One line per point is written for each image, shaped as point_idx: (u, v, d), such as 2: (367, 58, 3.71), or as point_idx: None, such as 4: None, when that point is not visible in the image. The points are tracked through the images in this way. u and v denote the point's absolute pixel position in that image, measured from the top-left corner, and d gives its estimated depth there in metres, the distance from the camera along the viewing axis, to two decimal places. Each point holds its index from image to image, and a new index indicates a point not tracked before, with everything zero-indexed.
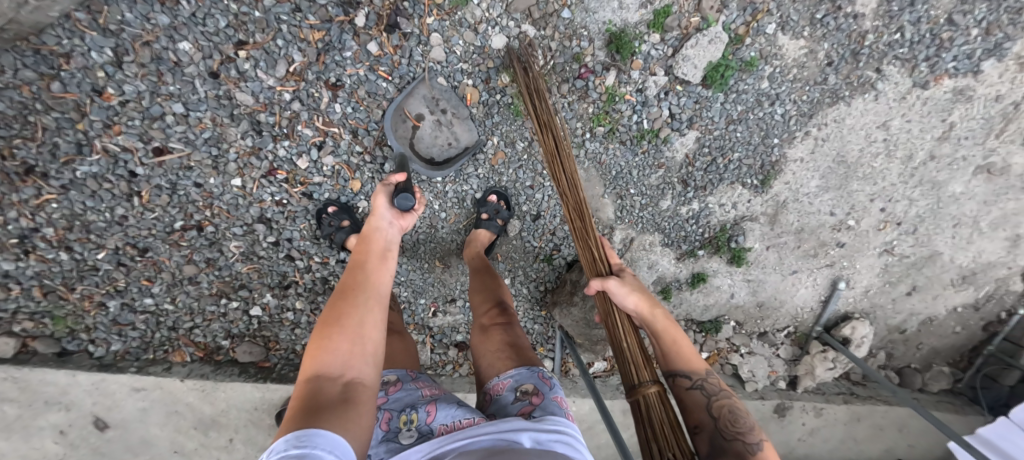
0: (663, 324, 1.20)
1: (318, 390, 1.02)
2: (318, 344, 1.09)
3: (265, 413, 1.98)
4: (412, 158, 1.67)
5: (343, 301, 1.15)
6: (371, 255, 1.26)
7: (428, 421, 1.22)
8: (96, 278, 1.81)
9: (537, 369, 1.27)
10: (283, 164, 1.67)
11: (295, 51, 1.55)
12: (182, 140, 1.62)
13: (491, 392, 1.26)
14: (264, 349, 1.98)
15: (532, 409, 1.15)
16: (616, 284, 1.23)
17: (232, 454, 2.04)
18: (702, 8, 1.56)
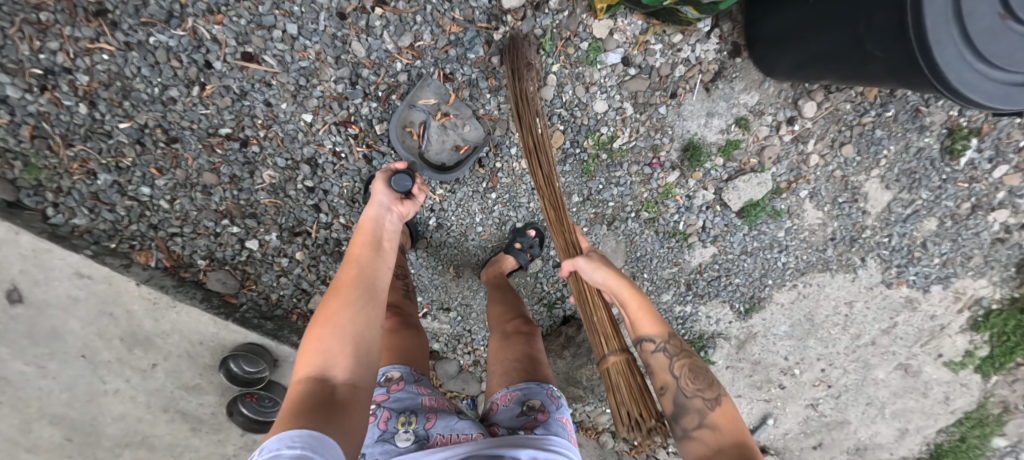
0: (624, 294, 1.25)
1: (311, 392, 1.01)
2: (310, 345, 1.07)
3: (208, 350, 1.86)
4: (422, 167, 1.73)
5: (337, 299, 1.13)
6: (365, 247, 1.23)
7: (427, 426, 1.10)
8: (102, 145, 1.66)
9: (547, 385, 1.18)
10: (359, 121, 1.69)
11: (427, 31, 1.61)
12: (277, 58, 1.60)
13: (496, 403, 1.17)
14: (240, 284, 1.88)
15: (534, 427, 1.06)
16: (584, 262, 1.32)
17: (148, 378, 1.88)
18: (762, 153, 1.82)
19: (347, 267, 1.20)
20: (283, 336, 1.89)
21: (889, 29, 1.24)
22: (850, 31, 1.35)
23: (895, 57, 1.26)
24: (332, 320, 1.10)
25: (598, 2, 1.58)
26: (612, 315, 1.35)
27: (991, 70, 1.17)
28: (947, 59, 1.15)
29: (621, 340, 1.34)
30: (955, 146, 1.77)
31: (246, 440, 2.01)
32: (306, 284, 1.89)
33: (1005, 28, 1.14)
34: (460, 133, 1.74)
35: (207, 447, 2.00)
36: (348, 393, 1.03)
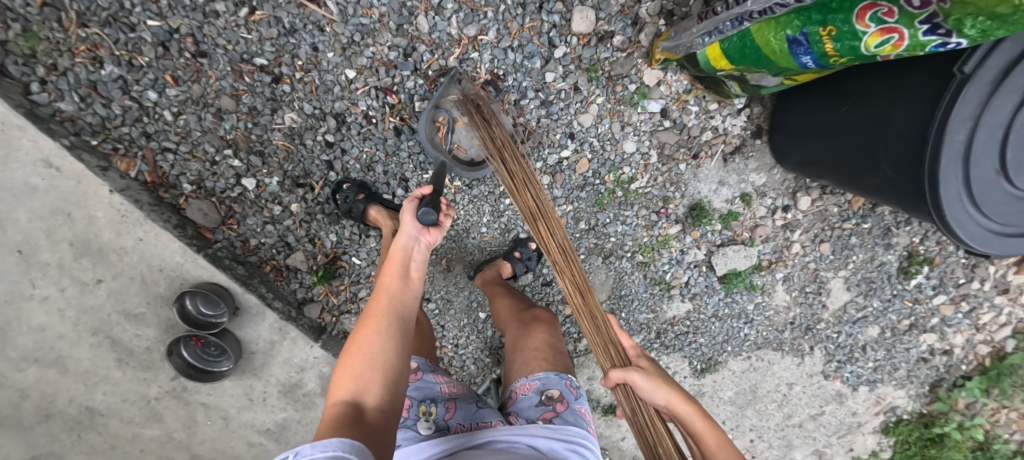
0: (700, 426, 1.18)
1: (343, 416, 1.02)
2: (343, 372, 1.08)
3: (164, 282, 1.73)
4: (452, 164, 1.71)
5: (368, 328, 1.13)
6: (393, 277, 1.22)
7: (445, 416, 1.26)
8: (121, 36, 1.54)
9: (565, 376, 1.35)
10: (401, 93, 1.67)
11: (493, 28, 1.62)
12: (338, 6, 1.55)
13: (517, 392, 1.34)
14: (220, 220, 1.76)
15: (553, 416, 1.23)
16: (640, 378, 1.23)
17: (90, 292, 1.72)
18: (754, 231, 1.95)
19: (376, 296, 1.19)
20: (252, 284, 1.79)
21: (904, 156, 1.36)
22: (866, 146, 1.47)
23: (904, 181, 1.38)
24: (363, 348, 1.10)
25: (658, 52, 1.65)
26: (623, 388, 1.31)
27: (980, 213, 1.31)
28: (948, 196, 1.28)
29: (633, 413, 1.30)
30: (910, 268, 1.99)
31: (172, 386, 1.87)
32: (292, 238, 1.81)
33: (998, 179, 1.28)
34: (487, 128, 1.71)
35: (128, 383, 1.84)
36: (380, 420, 1.05)
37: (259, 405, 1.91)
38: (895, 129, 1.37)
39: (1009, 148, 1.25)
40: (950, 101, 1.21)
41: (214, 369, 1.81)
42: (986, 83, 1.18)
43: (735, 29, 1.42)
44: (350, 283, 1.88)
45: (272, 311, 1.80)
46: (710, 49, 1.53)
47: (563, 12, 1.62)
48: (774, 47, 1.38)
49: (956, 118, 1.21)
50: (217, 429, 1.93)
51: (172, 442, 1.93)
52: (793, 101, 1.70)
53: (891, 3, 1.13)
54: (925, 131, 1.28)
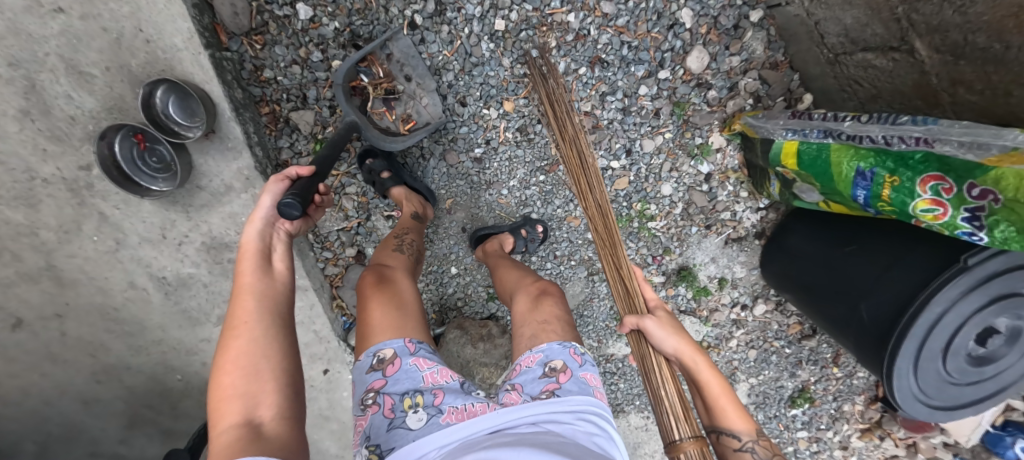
0: (705, 375, 1.10)
1: (237, 441, 0.86)
2: (221, 396, 0.92)
3: (143, 57, 1.37)
4: (365, 126, 1.50)
5: (234, 340, 0.97)
6: (253, 273, 1.05)
7: (435, 402, 1.05)
8: None
9: (570, 344, 1.17)
10: (511, 22, 1.54)
11: (625, 18, 1.56)
12: None
13: (520, 365, 1.17)
14: (244, 30, 1.45)
15: (557, 388, 1.07)
16: (651, 324, 1.18)
17: (38, 16, 1.32)
18: (712, 313, 1.89)
19: (237, 305, 1.02)
20: (243, 116, 1.49)
21: (882, 320, 1.36)
22: (846, 303, 1.46)
23: (871, 332, 1.39)
24: (235, 360, 0.95)
25: (738, 123, 1.63)
26: (637, 336, 1.24)
27: (915, 376, 1.38)
28: (905, 351, 1.32)
29: (644, 360, 1.22)
30: (799, 400, 1.98)
31: (75, 177, 1.49)
32: (313, 95, 1.54)
33: (940, 355, 1.36)
34: (413, 104, 1.61)
35: (19, 146, 1.44)
36: (278, 425, 0.91)
37: (170, 247, 1.61)
38: (881, 289, 1.36)
39: (959, 333, 1.32)
40: (942, 282, 1.24)
41: (142, 178, 1.48)
42: (977, 279, 1.24)
43: (819, 140, 1.39)
44: (345, 172, 1.67)
45: (250, 156, 1.52)
46: (786, 145, 1.48)
47: (686, 41, 1.60)
48: (841, 172, 1.33)
49: (940, 297, 1.25)
50: (101, 250, 1.60)
51: (34, 239, 1.57)
52: (799, 222, 1.65)
53: (955, 183, 1.12)
54: (906, 303, 1.30)
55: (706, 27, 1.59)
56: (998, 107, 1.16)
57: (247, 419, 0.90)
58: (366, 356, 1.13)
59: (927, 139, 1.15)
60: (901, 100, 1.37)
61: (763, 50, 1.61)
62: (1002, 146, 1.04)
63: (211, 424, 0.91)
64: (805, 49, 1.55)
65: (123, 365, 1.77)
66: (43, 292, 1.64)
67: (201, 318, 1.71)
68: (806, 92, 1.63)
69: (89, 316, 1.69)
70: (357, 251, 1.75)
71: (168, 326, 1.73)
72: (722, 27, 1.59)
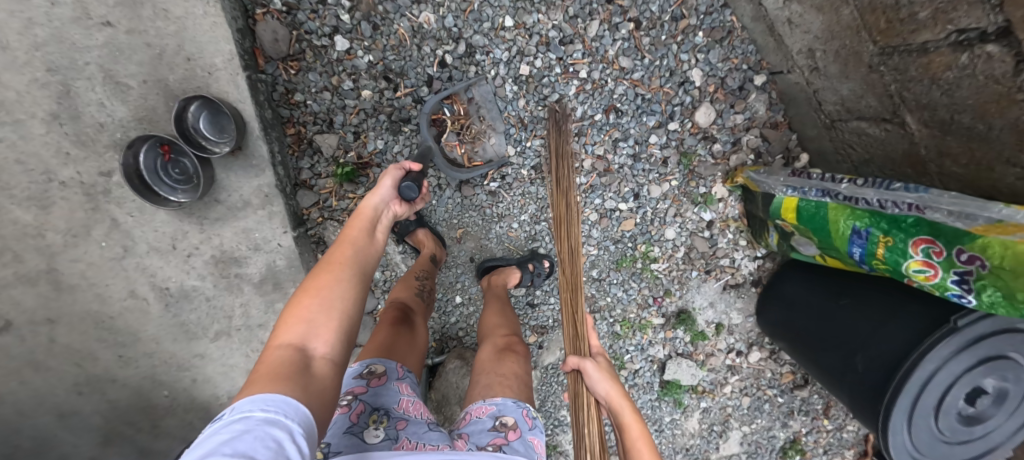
0: (629, 417, 1.17)
1: (288, 361, 0.90)
2: (294, 313, 0.97)
3: (181, 72, 1.41)
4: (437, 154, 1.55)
5: (326, 273, 1.03)
6: (362, 227, 1.12)
7: (399, 427, 1.08)
8: None
9: (524, 404, 1.21)
10: (534, 67, 1.57)
11: (639, 73, 1.59)
12: None
13: (471, 413, 1.20)
14: (281, 53, 1.50)
15: (504, 445, 1.10)
16: (591, 368, 1.26)
17: (83, 25, 1.36)
18: (708, 357, 1.91)
19: (341, 243, 1.09)
20: (270, 135, 1.53)
21: (877, 373, 1.40)
22: (842, 354, 1.51)
23: (865, 384, 1.44)
24: (320, 291, 1.00)
25: (741, 176, 1.67)
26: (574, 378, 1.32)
27: (909, 432, 1.41)
28: (899, 406, 1.36)
29: (576, 398, 1.30)
30: (789, 450, 1.98)
31: (93, 182, 1.50)
32: (340, 120, 1.59)
33: (933, 413, 1.40)
34: (485, 146, 1.64)
35: (42, 147, 1.45)
36: (324, 369, 0.93)
37: (178, 258, 1.60)
38: (876, 344, 1.42)
39: (950, 392, 1.37)
40: (934, 341, 1.30)
41: (162, 189, 1.48)
42: (966, 340, 1.31)
43: (817, 198, 1.42)
44: (361, 196, 1.66)
45: (272, 174, 1.54)
46: (786, 200, 1.52)
47: (694, 98, 1.63)
48: (839, 229, 1.37)
49: (932, 355, 1.30)
50: (107, 256, 1.58)
51: (40, 241, 1.55)
52: (795, 273, 1.72)
53: (945, 247, 1.15)
54: (900, 359, 1.35)
55: (713, 87, 1.62)
56: (985, 181, 1.16)
57: (304, 346, 0.94)
58: (355, 366, 1.19)
59: (919, 206, 1.18)
60: (893, 167, 1.38)
61: (765, 110, 1.65)
62: (989, 217, 1.07)
63: (272, 334, 0.96)
64: (805, 113, 1.58)
65: (110, 376, 1.72)
66: (40, 296, 1.60)
67: (199, 332, 1.69)
68: (803, 153, 1.68)
69: (83, 324, 1.65)
70: None
71: (162, 339, 1.68)
72: (728, 88, 1.62)
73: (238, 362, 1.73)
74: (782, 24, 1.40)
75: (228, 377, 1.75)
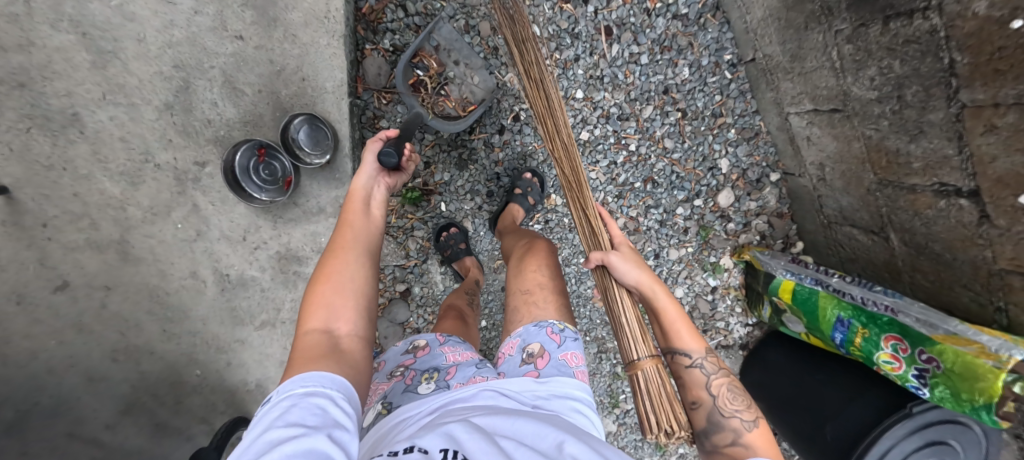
0: (664, 303, 1.24)
1: (320, 342, 1.03)
2: (314, 302, 1.10)
3: (295, 90, 1.59)
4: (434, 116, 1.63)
5: (334, 258, 1.16)
6: (355, 213, 1.25)
7: (447, 377, 1.21)
8: None
9: (547, 323, 1.31)
10: (592, 137, 1.81)
11: (679, 157, 1.85)
12: (619, 50, 1.72)
13: (505, 352, 1.32)
14: (380, 84, 1.70)
15: (536, 373, 1.19)
16: (616, 258, 1.30)
17: (217, 35, 1.53)
18: None
19: (342, 232, 1.22)
20: (355, 154, 1.71)
21: (841, 443, 1.62)
22: (813, 423, 1.73)
23: (830, 451, 1.66)
24: (331, 277, 1.13)
25: (748, 254, 1.94)
26: (602, 271, 1.38)
27: None
28: None
29: (609, 293, 1.36)
30: None
31: (186, 169, 1.64)
32: (416, 150, 1.79)
33: None
34: (467, 87, 1.71)
35: (148, 131, 1.59)
36: (352, 341, 1.07)
37: (245, 249, 1.73)
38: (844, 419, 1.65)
39: None
40: (892, 423, 1.53)
41: (253, 188, 1.61)
42: (918, 425, 1.53)
43: (811, 285, 1.72)
44: (419, 217, 1.87)
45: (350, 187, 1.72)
46: (784, 282, 1.82)
47: (719, 182, 1.90)
48: (826, 316, 1.65)
49: (888, 435, 1.52)
50: (180, 237, 1.70)
51: (119, 213, 1.66)
52: (780, 348, 1.98)
53: (909, 345, 1.43)
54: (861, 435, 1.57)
55: (735, 175, 1.89)
56: (946, 295, 1.47)
57: (329, 328, 1.07)
58: (403, 343, 1.38)
59: (894, 308, 1.49)
60: (873, 269, 1.70)
61: (773, 200, 1.93)
62: (947, 328, 1.38)
63: (299, 322, 1.09)
64: (806, 210, 1.88)
65: (147, 349, 1.78)
66: (104, 263, 1.69)
67: (245, 319, 1.81)
68: (800, 241, 1.98)
69: (137, 295, 1.74)
70: (404, 288, 1.93)
71: (210, 320, 1.79)
72: (749, 179, 1.90)
73: (274, 352, 1.85)
74: (802, 138, 1.68)
75: (261, 365, 1.86)
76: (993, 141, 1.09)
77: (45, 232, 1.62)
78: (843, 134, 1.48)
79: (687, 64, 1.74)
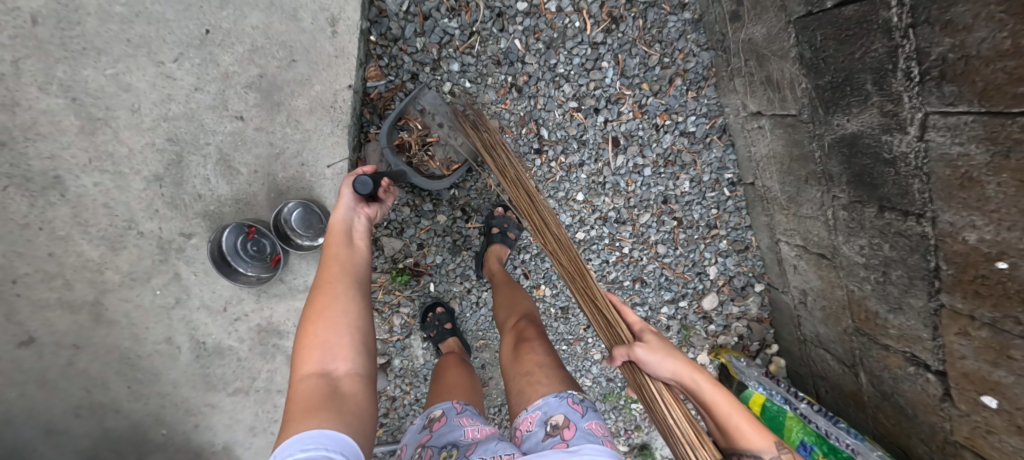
0: (711, 396, 1.04)
1: (318, 389, 0.95)
2: (307, 345, 1.01)
3: (292, 173, 1.55)
4: (411, 173, 1.52)
5: (322, 295, 1.07)
6: (341, 243, 1.14)
7: (467, 452, 1.03)
8: (488, 20, 1.54)
9: (569, 392, 1.13)
10: (590, 237, 1.71)
11: (670, 262, 1.75)
12: (624, 157, 1.64)
13: (520, 429, 1.13)
14: (381, 169, 1.62)
15: (565, 446, 0.99)
16: (643, 352, 1.08)
17: (216, 112, 1.49)
18: None
19: (325, 264, 1.11)
20: None
21: None
22: None
23: None
24: (322, 314, 1.04)
25: (723, 356, 1.83)
26: (631, 366, 1.16)
27: None
28: None
29: (641, 386, 1.15)
30: None
31: (171, 239, 1.59)
32: (410, 232, 1.68)
33: None
34: (450, 147, 1.61)
35: (134, 200, 1.54)
36: (351, 384, 0.99)
37: (225, 320, 1.68)
38: None
39: None
40: None
41: (240, 263, 1.59)
42: None
43: (779, 403, 1.64)
44: (406, 295, 1.74)
45: None
46: (754, 394, 1.72)
47: (706, 286, 1.78)
48: (789, 438, 1.57)
49: None
50: (158, 303, 1.64)
51: (96, 275, 1.60)
52: None
53: None
54: None
55: (722, 281, 1.78)
56: (903, 441, 1.44)
57: (326, 371, 0.99)
58: (420, 419, 1.20)
59: (856, 449, 1.43)
60: (841, 397, 1.61)
61: (756, 308, 1.82)
62: None
63: (292, 367, 1.00)
64: (785, 321, 1.76)
65: (111, 408, 1.71)
66: (76, 324, 1.64)
67: (218, 385, 1.73)
68: (774, 343, 1.86)
69: (106, 356, 1.68)
70: (382, 360, 1.78)
71: (180, 384, 1.72)
72: (733, 285, 1.79)
73: (245, 417, 1.77)
74: (789, 264, 1.62)
75: (229, 429, 1.77)
76: (965, 344, 1.15)
77: (14, 288, 1.58)
78: (829, 275, 1.46)
79: (689, 179, 1.66)
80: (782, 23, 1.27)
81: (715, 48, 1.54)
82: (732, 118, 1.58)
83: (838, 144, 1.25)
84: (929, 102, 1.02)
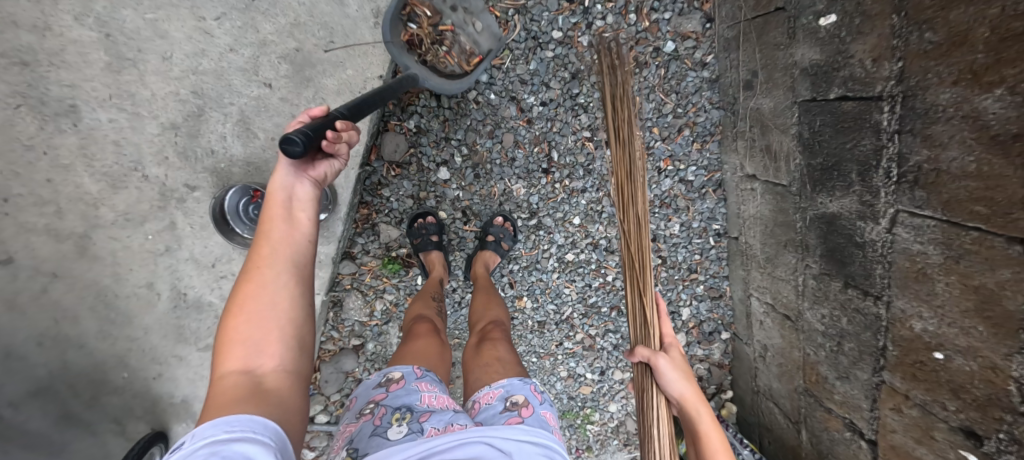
0: (704, 427, 1.12)
1: (239, 387, 0.86)
2: (229, 339, 0.91)
3: None
4: (428, 76, 1.47)
5: (250, 280, 0.94)
6: (279, 217, 0.98)
7: (421, 419, 0.93)
8: (521, 43, 1.64)
9: (529, 380, 1.12)
10: (579, 260, 1.79)
11: None
12: None
13: (478, 402, 1.10)
14: (393, 159, 1.69)
15: (519, 420, 0.98)
16: (662, 364, 1.18)
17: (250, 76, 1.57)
18: None
19: (258, 242, 0.98)
20: (346, 216, 1.68)
21: None
22: None
23: None
24: (247, 303, 0.93)
25: None
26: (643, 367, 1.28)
27: None
28: None
29: (647, 391, 1.28)
30: None
31: (174, 188, 1.62)
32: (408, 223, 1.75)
33: None
34: (467, 33, 1.54)
35: (146, 143, 1.56)
36: (280, 380, 0.90)
37: (211, 275, 1.73)
38: None
39: None
40: None
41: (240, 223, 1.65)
42: None
43: None
44: (392, 283, 1.79)
45: (334, 247, 1.69)
46: None
47: (676, 325, 1.88)
48: None
49: None
50: (147, 248, 1.65)
51: (91, 208, 1.57)
52: None
53: None
54: None
55: (691, 324, 1.88)
56: None
57: (250, 368, 0.89)
58: (376, 376, 1.08)
59: None
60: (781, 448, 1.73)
61: (718, 353, 1.91)
62: None
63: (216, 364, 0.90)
64: (744, 371, 1.87)
65: None
66: (57, 254, 1.56)
67: (190, 337, 1.77)
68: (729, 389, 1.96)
69: (83, 291, 1.61)
70: (357, 342, 1.82)
71: (151, 332, 1.72)
72: (702, 330, 1.89)
73: None
74: (756, 320, 1.74)
75: (193, 383, 1.81)
76: (897, 419, 1.28)
77: None
78: (790, 336, 1.59)
79: (679, 223, 1.77)
80: (789, 101, 1.41)
81: (725, 108, 1.67)
82: (729, 176, 1.71)
83: (818, 220, 1.38)
84: (901, 201, 1.16)
